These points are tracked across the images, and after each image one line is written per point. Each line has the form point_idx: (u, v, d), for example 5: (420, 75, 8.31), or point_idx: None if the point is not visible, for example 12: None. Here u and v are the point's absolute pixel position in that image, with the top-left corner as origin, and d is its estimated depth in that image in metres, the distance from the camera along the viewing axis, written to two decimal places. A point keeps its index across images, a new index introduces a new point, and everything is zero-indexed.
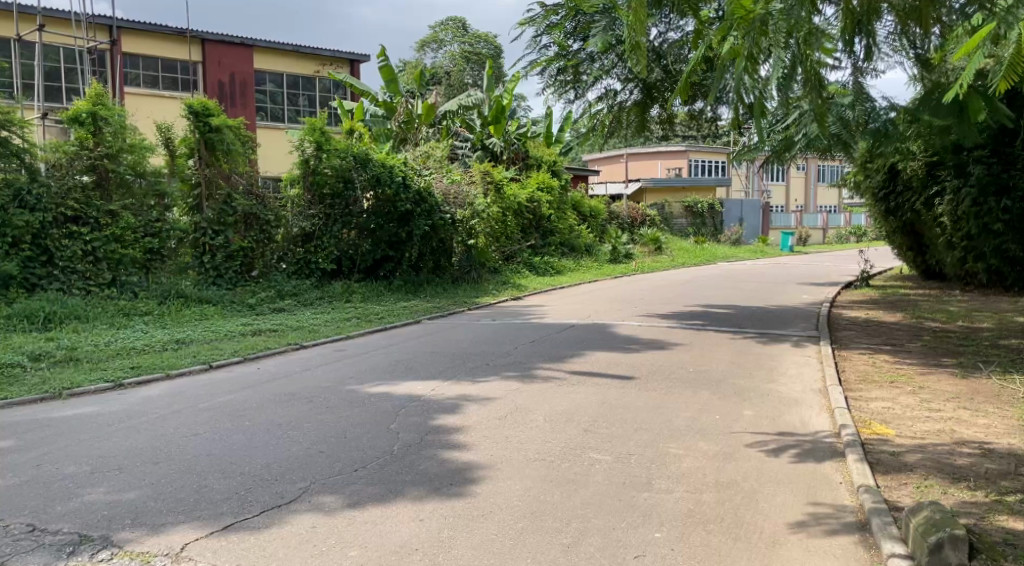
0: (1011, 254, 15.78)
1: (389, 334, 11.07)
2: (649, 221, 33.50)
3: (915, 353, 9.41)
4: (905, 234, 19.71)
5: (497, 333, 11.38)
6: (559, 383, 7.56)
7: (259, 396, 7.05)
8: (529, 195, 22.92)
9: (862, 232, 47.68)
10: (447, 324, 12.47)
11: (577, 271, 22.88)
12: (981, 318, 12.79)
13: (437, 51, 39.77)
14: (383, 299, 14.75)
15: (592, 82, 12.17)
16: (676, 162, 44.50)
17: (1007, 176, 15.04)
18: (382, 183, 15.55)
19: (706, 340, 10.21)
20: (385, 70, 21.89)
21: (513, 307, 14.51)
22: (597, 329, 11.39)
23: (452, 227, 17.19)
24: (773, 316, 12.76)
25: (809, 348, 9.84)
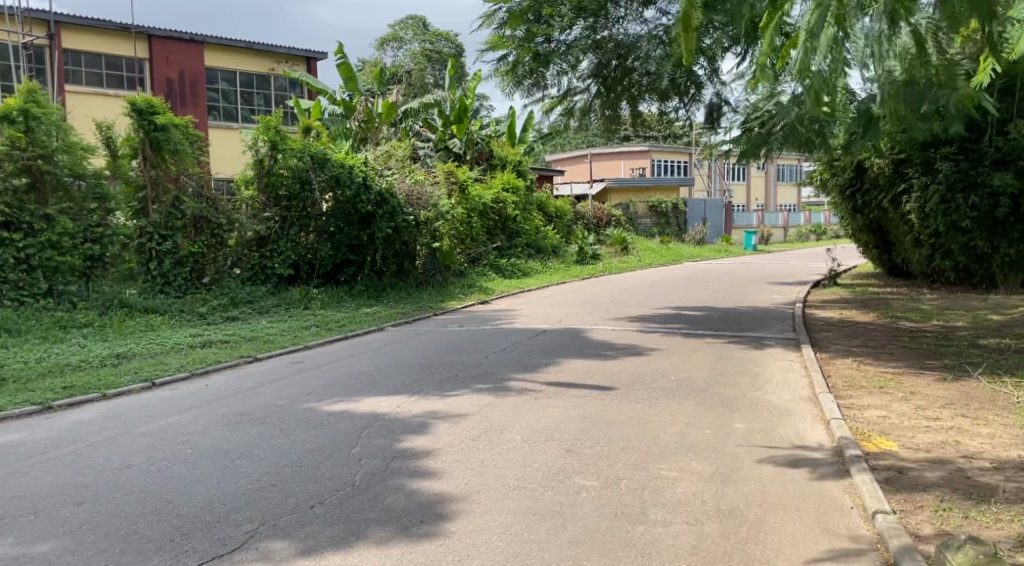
0: (979, 251, 15.77)
1: (350, 343, 10.45)
2: (614, 222, 33.24)
3: (899, 357, 9.10)
4: (871, 233, 19.64)
5: (465, 341, 10.84)
6: (535, 396, 7.04)
7: (205, 417, 6.41)
8: (494, 195, 22.38)
9: (822, 231, 48.15)
10: (413, 331, 11.88)
11: (544, 273, 22.42)
12: (956, 317, 12.63)
13: (397, 50, 39.07)
14: (344, 306, 14.07)
15: (557, 80, 11.54)
16: (640, 162, 44.41)
17: (975, 172, 15.07)
18: (344, 184, 14.76)
19: (684, 345, 9.80)
20: (343, 68, 21.18)
21: (481, 312, 13.96)
22: (569, 334, 10.93)
23: (416, 228, 16.52)
24: (748, 318, 12.43)
25: (790, 352, 9.48)
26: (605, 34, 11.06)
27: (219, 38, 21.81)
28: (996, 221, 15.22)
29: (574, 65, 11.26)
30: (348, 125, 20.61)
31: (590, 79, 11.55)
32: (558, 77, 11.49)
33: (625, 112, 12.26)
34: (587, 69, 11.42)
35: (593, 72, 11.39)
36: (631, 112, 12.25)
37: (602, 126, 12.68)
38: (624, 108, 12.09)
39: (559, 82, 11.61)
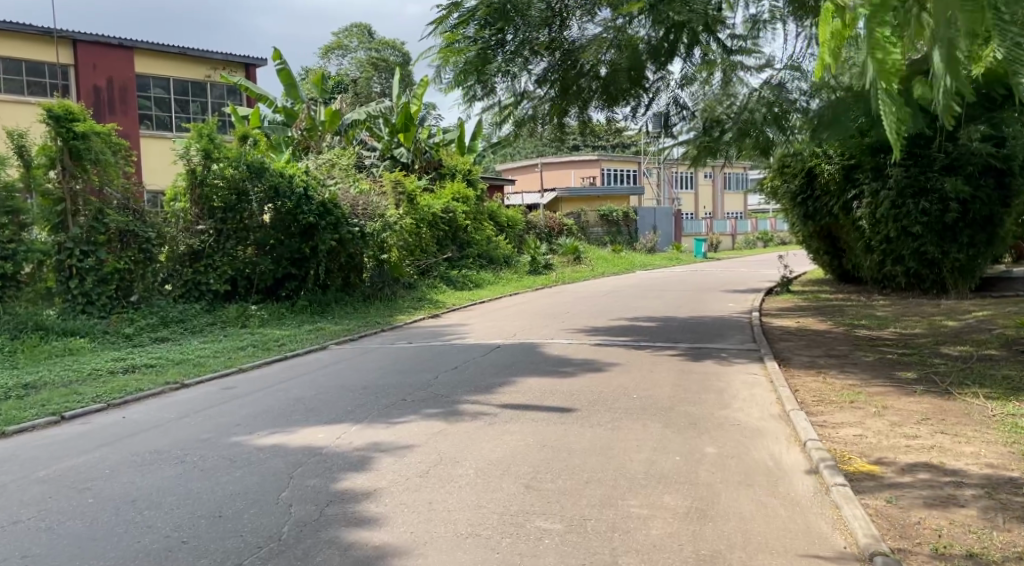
0: (929, 257, 15.77)
1: (289, 365, 9.72)
2: (566, 231, 32.97)
3: (863, 368, 8.82)
4: (820, 238, 19.68)
5: (414, 359, 10.22)
6: (489, 421, 6.48)
7: (113, 457, 5.65)
8: (443, 205, 21.80)
9: (769, 237, 48.79)
10: (359, 349, 11.18)
11: (496, 284, 21.88)
12: (912, 323, 12.53)
13: (342, 58, 38.27)
14: (285, 323, 13.30)
15: (507, 85, 10.93)
16: (590, 172, 44.35)
17: (924, 178, 15.12)
18: (283, 195, 14.20)
19: (645, 360, 9.37)
20: (284, 73, 20.37)
21: (431, 327, 13.35)
22: (525, 349, 10.40)
23: (363, 240, 15.77)
24: (707, 328, 12.10)
25: (753, 365, 9.13)
26: (557, 35, 10.51)
27: (151, 43, 20.79)
28: (945, 226, 15.33)
29: (525, 67, 10.66)
30: (289, 133, 19.84)
31: (541, 82, 10.93)
32: (510, 81, 10.88)
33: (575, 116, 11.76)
34: (540, 71, 10.79)
35: (546, 72, 10.78)
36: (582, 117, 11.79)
37: (553, 132, 12.23)
38: (573, 110, 11.56)
39: (510, 87, 11.04)
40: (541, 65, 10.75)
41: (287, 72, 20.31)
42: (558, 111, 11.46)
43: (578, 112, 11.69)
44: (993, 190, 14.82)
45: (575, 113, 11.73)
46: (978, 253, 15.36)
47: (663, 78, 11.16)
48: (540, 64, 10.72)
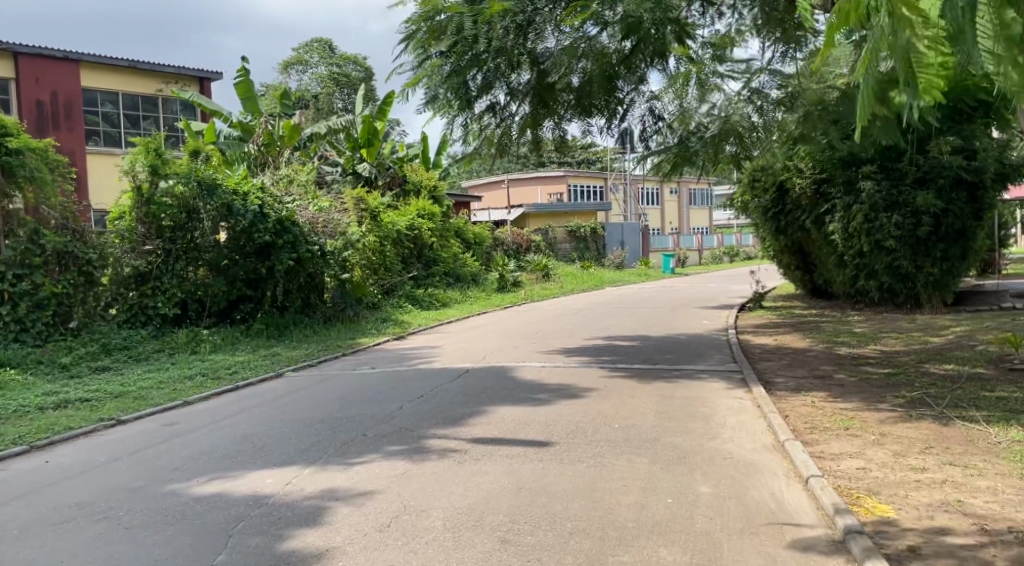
0: (902, 271, 15.45)
1: (241, 396, 9.00)
2: (533, 248, 32.49)
3: (852, 391, 8.39)
4: (792, 253, 19.42)
5: (377, 386, 9.54)
6: (458, 459, 5.85)
7: (23, 513, 4.91)
8: (408, 222, 21.17)
9: (735, 252, 48.89)
10: (318, 377, 10.44)
11: (463, 303, 21.22)
12: (891, 340, 12.20)
13: (302, 74, 37.46)
14: (238, 348, 12.54)
15: (477, 98, 10.31)
16: (556, 188, 44.01)
17: (897, 192, 14.89)
18: (236, 214, 13.39)
19: (623, 384, 8.81)
20: (241, 86, 19.55)
21: (395, 350, 12.66)
22: (496, 374, 9.77)
23: (323, 259, 15.09)
24: (685, 347, 11.63)
25: (737, 389, 8.63)
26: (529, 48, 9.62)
27: (98, 56, 19.92)
28: (918, 240, 15.09)
29: (498, 79, 10.03)
30: (245, 148, 19.08)
31: (515, 96, 10.37)
32: (483, 95, 10.25)
33: (549, 129, 11.11)
34: (514, 83, 10.19)
35: (521, 86, 10.22)
36: (555, 131, 11.20)
37: (525, 150, 11.62)
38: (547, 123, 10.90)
39: (483, 99, 10.46)
40: (517, 79, 10.15)
41: (247, 82, 19.52)
42: (533, 125, 10.78)
43: (553, 126, 11.04)
44: (965, 203, 14.64)
45: (550, 128, 11.08)
46: (952, 267, 15.14)
47: (640, 88, 10.58)
48: (516, 78, 10.15)
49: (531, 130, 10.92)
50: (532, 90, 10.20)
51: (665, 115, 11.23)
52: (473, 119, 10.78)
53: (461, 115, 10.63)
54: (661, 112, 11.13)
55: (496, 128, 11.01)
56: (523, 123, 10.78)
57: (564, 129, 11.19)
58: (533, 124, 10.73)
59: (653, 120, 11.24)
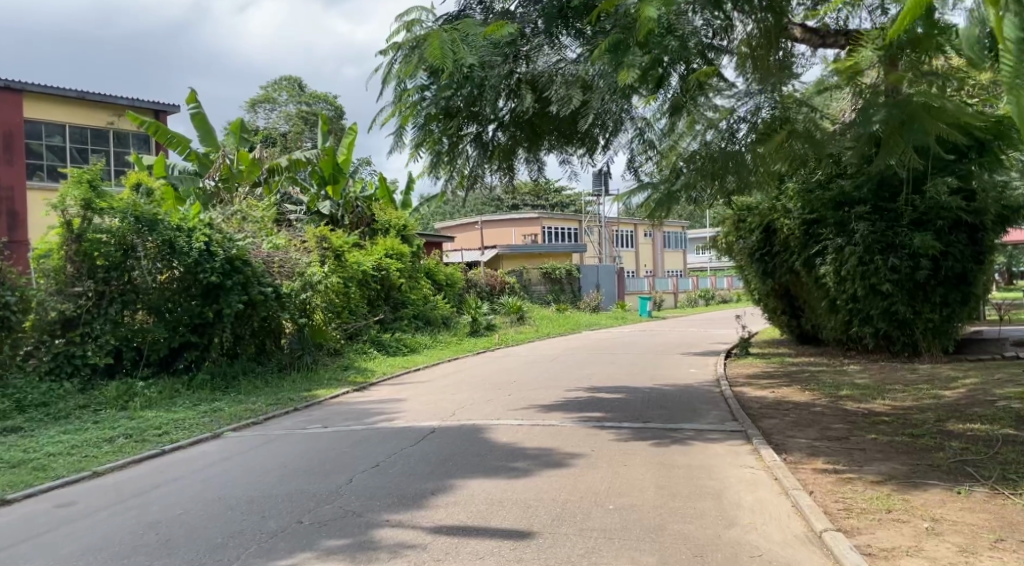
0: (900, 317, 14.55)
1: (158, 466, 7.61)
2: (508, 290, 31.36)
3: (877, 457, 7.27)
4: (778, 297, 18.49)
5: (328, 450, 8.20)
6: (416, 561, 4.59)
7: None
8: (375, 262, 19.97)
9: (711, 295, 48.06)
10: (261, 439, 9.05)
11: (433, 348, 19.91)
12: (900, 394, 11.15)
13: (269, 112, 36.39)
14: (176, 403, 11.13)
15: (466, 127, 9.02)
16: (531, 230, 43.04)
17: (893, 233, 14.07)
18: (178, 252, 12.17)
19: (614, 449, 7.58)
20: (198, 119, 18.45)
21: (353, 405, 11.32)
22: (466, 434, 8.50)
23: (277, 302, 13.82)
24: (677, 401, 10.47)
25: (745, 452, 7.46)
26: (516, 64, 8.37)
27: (43, 86, 18.67)
28: (917, 284, 14.23)
29: (485, 107, 8.67)
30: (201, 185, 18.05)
31: (501, 124, 9.13)
32: (465, 123, 8.91)
33: (535, 161, 9.89)
34: (503, 112, 8.97)
35: (509, 115, 9.04)
36: (540, 163, 9.98)
37: (500, 188, 10.58)
38: (528, 152, 9.69)
39: (468, 126, 9.10)
40: (504, 106, 8.89)
41: (203, 113, 18.44)
42: (510, 157, 9.71)
43: (532, 159, 9.88)
44: (965, 245, 13.88)
45: (528, 162, 9.93)
46: (953, 313, 14.28)
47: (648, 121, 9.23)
48: (507, 106, 8.92)
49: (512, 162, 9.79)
50: (519, 122, 9.18)
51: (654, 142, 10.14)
52: (449, 147, 9.33)
53: (439, 149, 9.28)
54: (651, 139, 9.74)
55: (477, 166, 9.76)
56: (497, 151, 9.56)
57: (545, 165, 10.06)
58: (507, 153, 9.60)
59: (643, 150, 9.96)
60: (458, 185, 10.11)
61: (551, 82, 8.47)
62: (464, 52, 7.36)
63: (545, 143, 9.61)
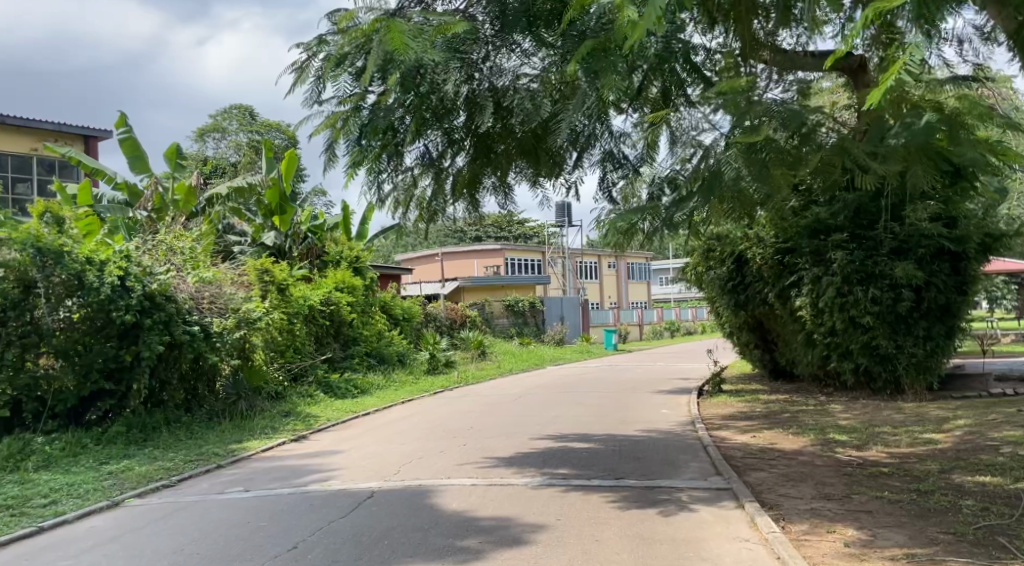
0: (881, 352, 13.69)
1: (26, 554, 6.19)
2: (469, 324, 30.14)
3: (886, 521, 6.25)
4: (751, 330, 17.60)
5: (242, 523, 6.83)
6: None
7: None
8: (323, 296, 18.66)
9: (676, 327, 47.34)
10: (167, 509, 7.62)
11: (386, 388, 18.56)
12: (890, 438, 10.21)
13: (219, 141, 34.99)
14: (77, 462, 9.71)
15: (412, 146, 7.79)
16: (492, 262, 42.01)
17: (872, 263, 13.27)
18: (88, 288, 10.78)
19: (583, 517, 6.37)
20: (128, 144, 17.11)
21: (286, 460, 9.94)
22: (410, 498, 7.21)
23: (206, 341, 12.47)
24: (650, 450, 9.35)
25: (738, 518, 6.30)
26: (475, 70, 7.19)
27: None
28: (898, 316, 13.41)
29: (434, 119, 7.51)
30: (131, 215, 16.66)
31: (453, 142, 7.93)
32: (411, 140, 7.70)
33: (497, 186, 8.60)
34: (452, 126, 7.73)
35: (460, 131, 7.82)
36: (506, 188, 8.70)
37: (463, 220, 9.40)
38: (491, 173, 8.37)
39: (413, 144, 7.86)
40: (456, 119, 7.65)
41: (134, 139, 17.14)
42: (472, 185, 8.37)
43: (496, 185, 8.62)
44: (947, 275, 13.13)
45: (492, 188, 8.68)
46: (937, 347, 13.45)
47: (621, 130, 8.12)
48: (457, 118, 7.63)
49: (472, 189, 8.42)
50: (474, 137, 7.90)
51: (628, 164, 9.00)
52: (395, 165, 8.02)
53: (379, 165, 7.97)
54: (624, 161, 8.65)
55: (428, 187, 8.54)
56: (456, 179, 8.30)
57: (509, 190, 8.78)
58: (472, 181, 8.31)
59: (611, 165, 8.71)
60: (412, 211, 8.78)
61: (513, 93, 7.25)
62: (423, 45, 6.08)
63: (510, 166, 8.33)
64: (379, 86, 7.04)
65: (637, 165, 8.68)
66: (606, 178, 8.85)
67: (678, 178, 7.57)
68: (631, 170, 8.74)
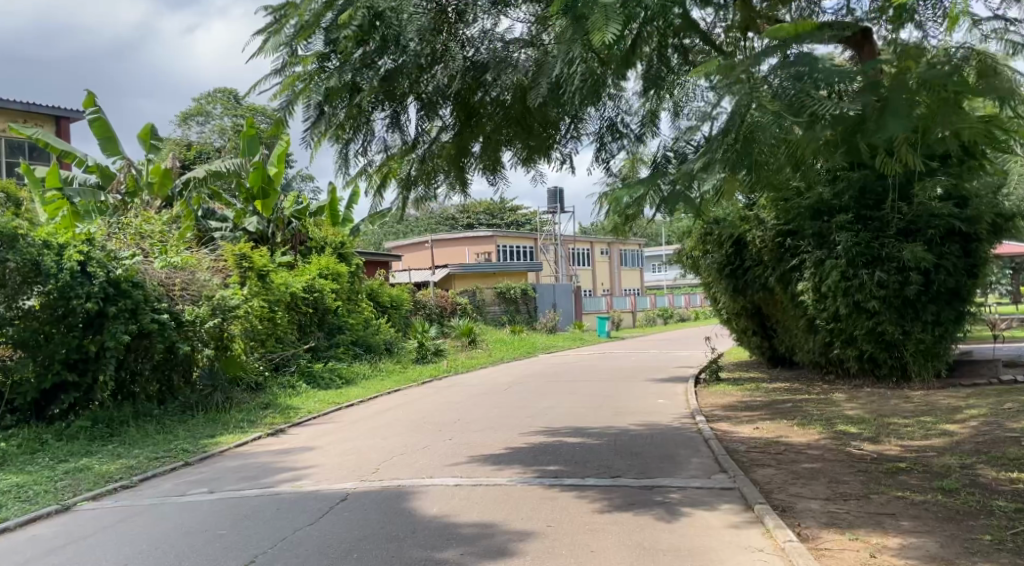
0: (887, 338, 13.10)
1: None
2: (459, 312, 29.50)
3: (912, 525, 5.66)
4: (750, 316, 17.01)
5: (200, 530, 6.16)
6: None
7: None
8: (306, 283, 17.99)
9: (670, 314, 46.81)
10: (123, 514, 6.93)
11: (372, 377, 17.95)
12: (902, 431, 9.65)
13: (202, 125, 34.07)
14: (33, 460, 9.03)
15: (385, 115, 7.02)
16: (484, 248, 41.29)
17: (878, 245, 12.68)
18: (46, 274, 10.10)
19: (578, 523, 5.76)
20: (98, 125, 16.35)
21: (260, 459, 9.26)
22: (387, 501, 6.57)
23: (177, 331, 11.79)
24: (648, 445, 8.76)
25: (748, 524, 5.71)
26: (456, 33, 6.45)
27: None
28: (905, 300, 12.83)
29: (409, 85, 6.75)
30: (102, 199, 15.92)
31: (430, 111, 7.09)
32: (383, 107, 6.96)
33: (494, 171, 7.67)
34: (429, 91, 6.94)
35: (438, 96, 7.00)
36: (500, 172, 7.71)
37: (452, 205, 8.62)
38: (479, 147, 7.42)
39: (388, 114, 7.08)
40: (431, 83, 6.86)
41: (105, 119, 16.39)
42: (459, 158, 7.44)
43: (489, 170, 7.67)
44: (958, 257, 12.53)
45: (484, 174, 7.73)
46: (946, 333, 12.87)
47: (620, 96, 7.42)
48: (435, 82, 6.85)
49: (460, 166, 7.49)
50: (452, 100, 7.03)
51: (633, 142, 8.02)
52: (367, 131, 7.06)
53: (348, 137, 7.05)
54: (624, 134, 7.91)
55: (406, 163, 7.54)
56: (437, 152, 7.47)
57: (501, 178, 7.84)
58: (456, 152, 7.37)
59: (611, 136, 7.96)
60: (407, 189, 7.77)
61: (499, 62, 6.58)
62: None
63: (500, 140, 7.35)
64: (348, 49, 6.33)
65: (639, 136, 7.94)
66: (604, 151, 8.10)
67: (682, 148, 6.87)
68: (633, 142, 7.99)
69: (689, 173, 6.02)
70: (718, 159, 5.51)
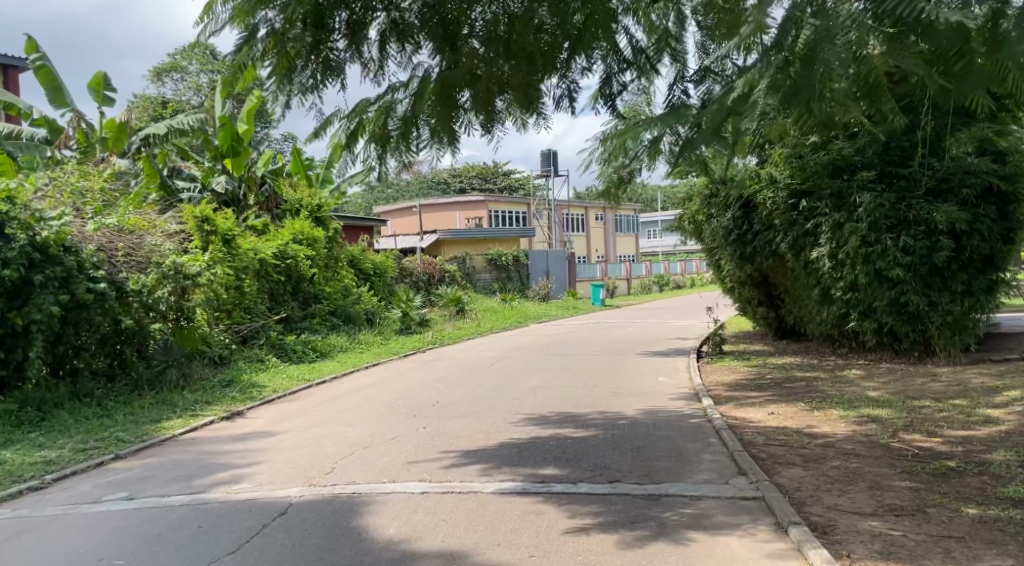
0: (911, 310, 11.87)
1: None
2: (448, 279, 28.18)
3: (988, 551, 4.49)
4: (756, 285, 15.80)
5: (95, 556, 4.90)
6: None
7: None
8: (278, 248, 16.67)
9: (665, 281, 45.55)
10: (14, 528, 5.67)
11: (350, 351, 16.69)
12: (938, 417, 8.48)
13: (177, 81, 32.27)
14: None
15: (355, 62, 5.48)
16: (475, 213, 39.79)
17: (905, 206, 11.40)
18: None
19: (568, 555, 4.54)
20: (43, 73, 14.83)
21: (202, 451, 8.03)
22: (334, 516, 5.33)
23: (118, 301, 10.53)
24: (651, 437, 7.57)
25: (784, 556, 4.49)
26: None
27: None
28: (932, 268, 11.58)
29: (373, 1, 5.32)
30: (50, 154, 14.55)
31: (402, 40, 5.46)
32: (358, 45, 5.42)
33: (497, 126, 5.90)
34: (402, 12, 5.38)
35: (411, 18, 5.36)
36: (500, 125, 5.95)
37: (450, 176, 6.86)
38: (469, 92, 5.55)
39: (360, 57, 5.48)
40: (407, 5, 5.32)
41: (50, 67, 14.88)
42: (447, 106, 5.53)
43: (485, 124, 5.84)
44: (993, 220, 11.29)
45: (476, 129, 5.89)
46: (976, 304, 11.67)
47: (628, 14, 5.98)
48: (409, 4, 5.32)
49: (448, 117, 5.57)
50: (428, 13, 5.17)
51: (648, 84, 6.56)
52: (333, 52, 5.27)
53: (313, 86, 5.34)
54: (635, 75, 6.46)
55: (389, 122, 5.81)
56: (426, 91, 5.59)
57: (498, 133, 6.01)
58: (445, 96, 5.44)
59: (624, 67, 6.37)
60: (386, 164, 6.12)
61: None
62: None
63: (498, 83, 5.56)
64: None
65: (653, 73, 6.53)
66: (614, 88, 6.53)
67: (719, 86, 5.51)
68: (645, 85, 6.59)
69: (722, 113, 4.59)
70: (764, 87, 4.18)
